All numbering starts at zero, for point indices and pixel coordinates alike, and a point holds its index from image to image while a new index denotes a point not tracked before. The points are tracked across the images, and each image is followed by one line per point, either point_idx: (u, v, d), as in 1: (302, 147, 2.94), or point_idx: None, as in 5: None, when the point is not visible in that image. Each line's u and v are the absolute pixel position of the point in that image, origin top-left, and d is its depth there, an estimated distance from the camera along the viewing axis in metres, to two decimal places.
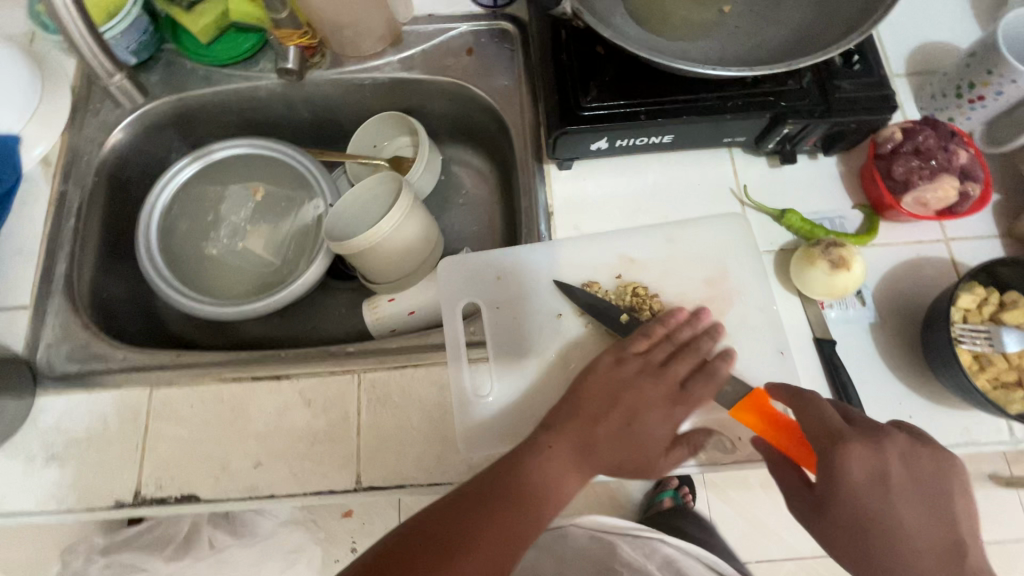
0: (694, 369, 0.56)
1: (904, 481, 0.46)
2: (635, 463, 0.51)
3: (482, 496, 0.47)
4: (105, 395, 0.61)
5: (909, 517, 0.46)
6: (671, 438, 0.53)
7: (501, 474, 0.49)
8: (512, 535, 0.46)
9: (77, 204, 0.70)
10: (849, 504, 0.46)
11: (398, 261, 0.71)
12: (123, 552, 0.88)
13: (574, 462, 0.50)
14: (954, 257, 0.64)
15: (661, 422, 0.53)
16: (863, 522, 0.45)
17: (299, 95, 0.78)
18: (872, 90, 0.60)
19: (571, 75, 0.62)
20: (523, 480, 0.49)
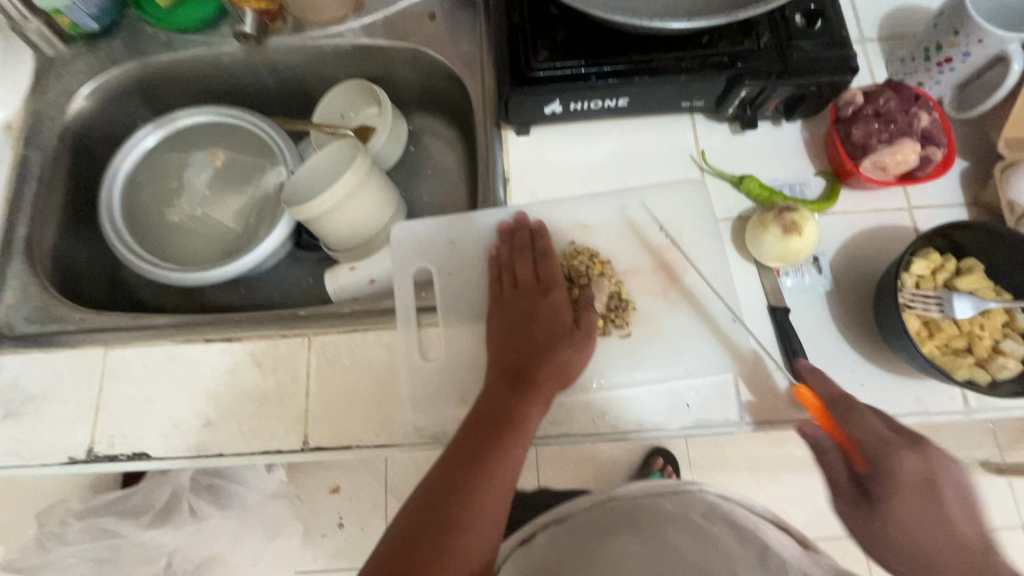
0: (539, 265, 0.61)
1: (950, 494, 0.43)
2: (564, 360, 0.56)
3: (466, 456, 0.50)
4: (60, 354, 0.62)
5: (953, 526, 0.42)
6: (572, 319, 0.58)
7: (472, 433, 0.52)
8: (508, 467, 0.51)
9: (39, 168, 0.71)
10: (891, 511, 0.44)
11: (355, 227, 0.71)
12: (100, 516, 0.86)
13: (523, 393, 0.54)
14: (917, 225, 0.62)
15: (559, 314, 0.58)
16: (912, 534, 0.42)
17: (262, 62, 0.78)
18: (832, 50, 0.59)
19: (523, 35, 0.61)
20: (493, 428, 0.52)
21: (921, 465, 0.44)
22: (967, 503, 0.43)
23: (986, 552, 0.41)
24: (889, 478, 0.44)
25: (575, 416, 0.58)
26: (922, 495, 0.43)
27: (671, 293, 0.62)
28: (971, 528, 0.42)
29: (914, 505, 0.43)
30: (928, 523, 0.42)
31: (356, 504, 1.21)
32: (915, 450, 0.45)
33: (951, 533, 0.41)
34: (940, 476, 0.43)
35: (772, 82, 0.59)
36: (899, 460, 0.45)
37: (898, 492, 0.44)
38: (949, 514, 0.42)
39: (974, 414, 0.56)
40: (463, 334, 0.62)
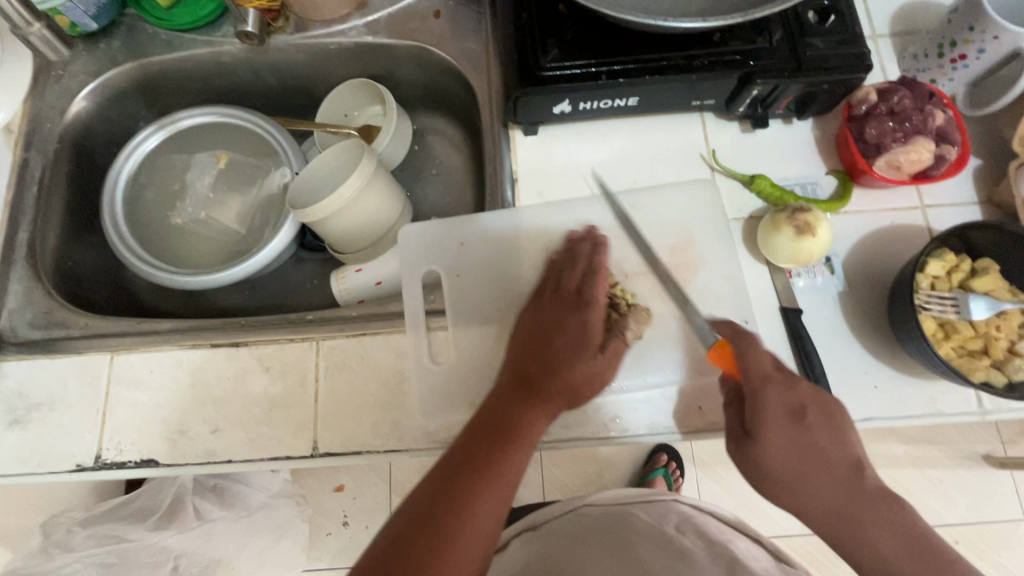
0: (585, 280, 0.59)
1: (818, 418, 0.49)
2: (580, 380, 0.54)
3: (473, 457, 0.49)
4: (64, 360, 0.61)
5: (819, 447, 0.48)
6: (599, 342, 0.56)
7: (483, 438, 0.51)
8: (508, 479, 0.49)
9: (40, 171, 0.70)
10: (772, 438, 0.49)
11: (361, 229, 0.70)
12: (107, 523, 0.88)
13: (530, 405, 0.52)
14: (930, 224, 0.62)
15: (585, 333, 0.55)
16: (791, 460, 0.48)
17: (264, 61, 0.76)
18: (846, 47, 0.58)
19: (531, 34, 0.59)
20: (489, 442, 0.50)
21: (788, 396, 0.49)
22: (829, 424, 0.49)
23: (841, 461, 0.48)
24: (769, 412, 0.49)
25: (587, 420, 0.57)
26: (793, 426, 0.49)
27: (683, 295, 0.61)
28: (831, 444, 0.49)
29: (787, 433, 0.49)
30: (793, 445, 0.48)
31: (361, 502, 1.21)
32: (784, 383, 0.50)
33: (813, 452, 0.48)
34: (805, 405, 0.49)
35: (784, 80, 0.58)
36: (770, 393, 0.49)
37: (775, 423, 0.49)
38: (813, 437, 0.48)
39: (988, 415, 0.56)
40: (473, 338, 0.62)
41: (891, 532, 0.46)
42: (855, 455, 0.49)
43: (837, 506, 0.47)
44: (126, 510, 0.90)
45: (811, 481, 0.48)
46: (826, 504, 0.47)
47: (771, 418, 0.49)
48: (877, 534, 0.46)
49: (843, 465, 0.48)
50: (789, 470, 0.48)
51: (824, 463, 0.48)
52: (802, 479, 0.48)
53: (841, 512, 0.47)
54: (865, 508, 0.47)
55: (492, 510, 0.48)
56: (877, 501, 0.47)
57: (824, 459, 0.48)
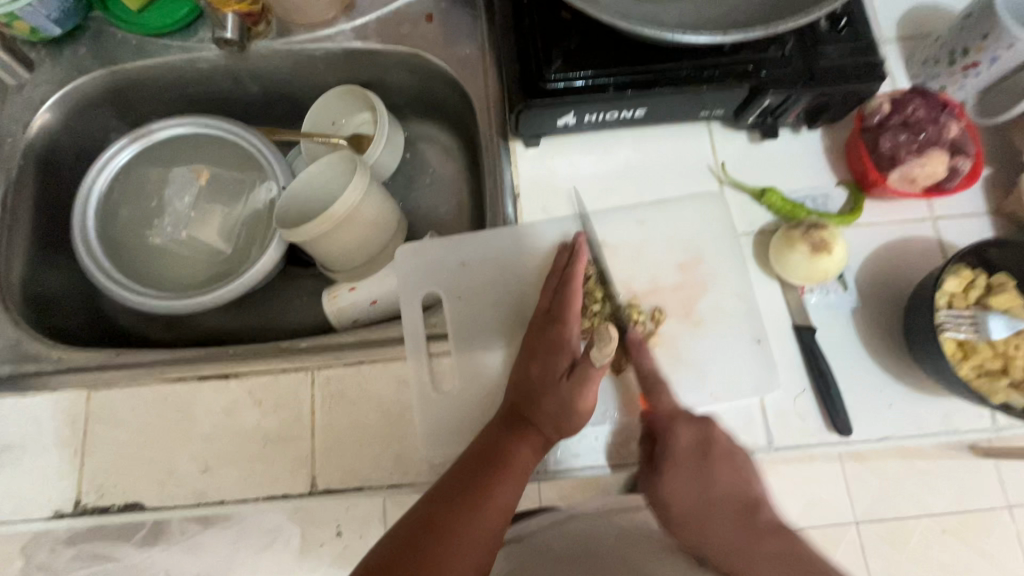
0: (554, 296, 0.57)
1: (722, 457, 0.51)
2: (553, 410, 0.52)
3: (462, 483, 0.49)
4: (37, 398, 0.57)
5: (717, 484, 0.50)
6: (568, 364, 0.53)
7: (471, 462, 0.51)
8: (499, 510, 0.48)
9: (3, 191, 0.65)
10: (676, 470, 0.51)
11: (355, 246, 0.67)
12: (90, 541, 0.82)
13: (517, 435, 0.52)
14: (942, 237, 0.60)
15: (553, 356, 0.53)
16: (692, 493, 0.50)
17: (245, 68, 0.72)
18: (859, 56, 0.56)
19: (533, 43, 0.56)
20: (479, 474, 0.49)
21: (693, 433, 0.52)
22: (732, 465, 0.51)
23: (741, 503, 0.49)
24: (675, 449, 0.52)
25: (600, 448, 0.55)
26: (695, 464, 0.51)
27: (693, 316, 0.59)
28: (731, 485, 0.50)
29: (690, 471, 0.51)
30: (694, 484, 0.50)
31: (354, 511, 1.00)
32: (693, 422, 0.53)
33: (711, 491, 0.50)
34: (708, 441, 0.52)
35: (796, 91, 0.56)
36: (676, 431, 0.52)
37: (678, 459, 0.51)
38: (714, 476, 0.50)
39: (1003, 432, 0.55)
40: (476, 363, 0.59)
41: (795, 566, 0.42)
42: (754, 497, 0.50)
43: (734, 541, 0.46)
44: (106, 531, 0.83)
45: (711, 514, 0.49)
46: (725, 541, 0.46)
47: (676, 455, 0.51)
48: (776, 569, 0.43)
49: (740, 506, 0.49)
50: (689, 510, 0.49)
51: (722, 504, 0.49)
52: (701, 519, 0.48)
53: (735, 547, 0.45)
54: (760, 543, 0.46)
55: (483, 538, 0.46)
56: (772, 536, 0.46)
57: (721, 499, 0.49)
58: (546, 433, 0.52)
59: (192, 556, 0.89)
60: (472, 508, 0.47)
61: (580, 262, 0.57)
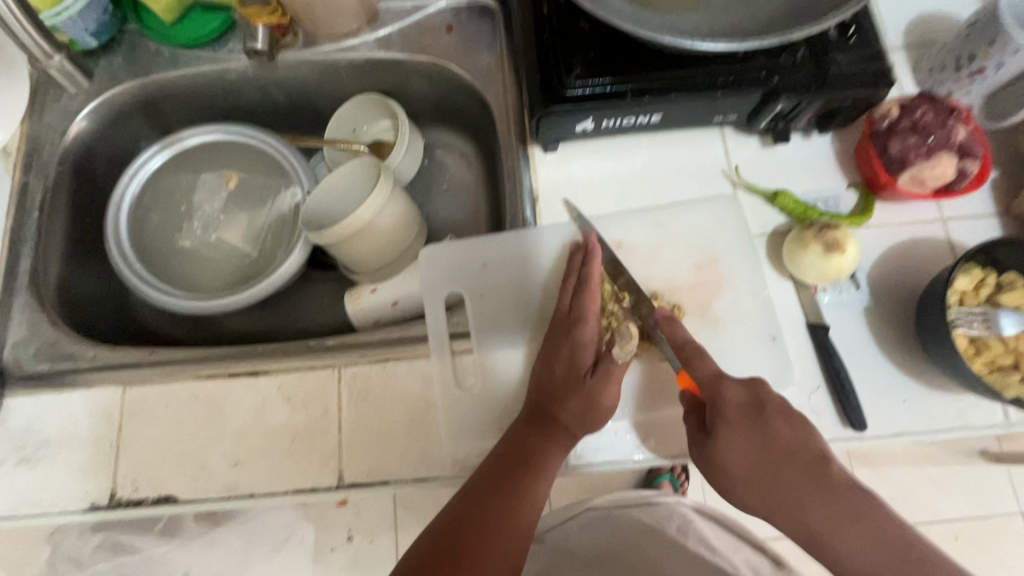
0: (573, 294, 0.59)
1: (783, 412, 0.49)
2: (579, 408, 0.53)
3: (497, 479, 0.51)
4: (74, 394, 0.59)
5: (784, 438, 0.48)
6: (592, 361, 0.55)
7: (502, 456, 0.53)
8: (534, 501, 0.51)
9: (41, 196, 0.67)
10: (733, 433, 0.49)
11: (379, 249, 0.69)
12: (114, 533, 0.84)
13: (544, 431, 0.53)
14: (951, 237, 0.62)
15: (575, 354, 0.55)
16: (761, 454, 0.48)
17: (272, 78, 0.74)
18: (869, 63, 0.58)
19: (553, 52, 0.59)
20: (514, 470, 0.51)
21: (745, 393, 0.50)
22: (792, 421, 0.49)
23: (806, 456, 0.48)
24: (726, 409, 0.50)
25: (619, 443, 0.57)
26: (752, 422, 0.49)
27: (708, 315, 0.60)
28: (791, 437, 0.48)
29: (745, 431, 0.49)
30: (754, 444, 0.48)
31: (366, 515, 1.04)
32: (744, 382, 0.51)
33: (772, 449, 0.48)
34: (763, 400, 0.49)
35: (809, 96, 0.58)
36: (727, 393, 0.50)
37: (731, 420, 0.49)
38: (774, 433, 0.48)
39: (1015, 428, 0.56)
40: (497, 360, 0.61)
41: (865, 531, 0.45)
42: (820, 448, 0.48)
43: (800, 504, 0.47)
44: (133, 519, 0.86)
45: (781, 474, 0.48)
46: (789, 491, 0.47)
47: (729, 415, 0.49)
48: (848, 530, 0.45)
49: (806, 459, 0.48)
50: (747, 469, 0.48)
51: (784, 459, 0.48)
52: (764, 476, 0.48)
53: (805, 508, 0.47)
54: (827, 495, 0.46)
55: (519, 526, 0.49)
56: (841, 490, 0.46)
57: (781, 455, 0.48)
58: (572, 428, 0.53)
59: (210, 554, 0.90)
60: (508, 501, 0.50)
61: (593, 262, 0.59)
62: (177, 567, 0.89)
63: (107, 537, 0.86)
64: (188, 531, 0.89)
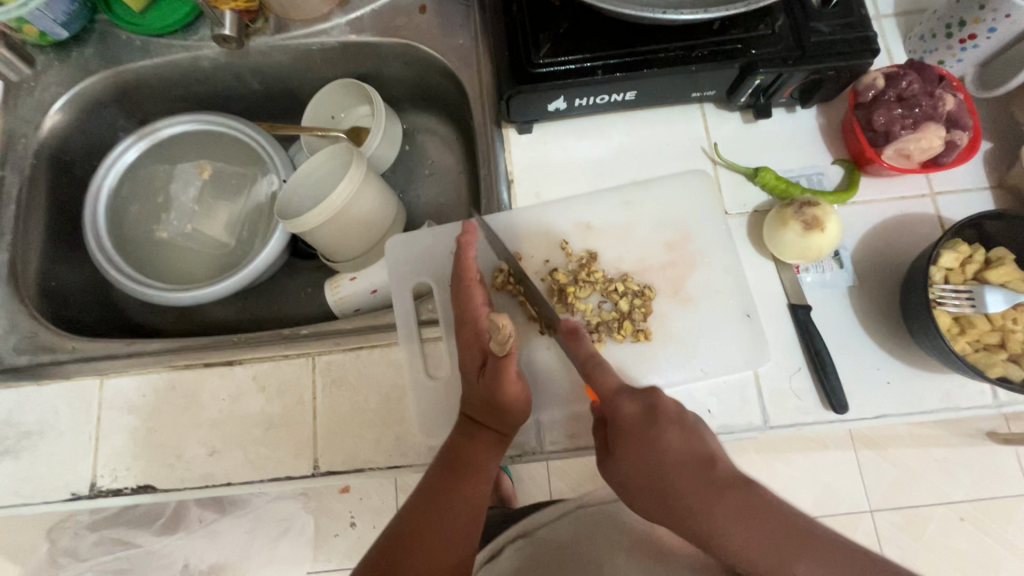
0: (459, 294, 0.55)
1: (675, 416, 0.47)
2: (486, 407, 0.52)
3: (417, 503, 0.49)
4: (53, 385, 0.59)
5: (673, 444, 0.45)
6: (479, 362, 0.53)
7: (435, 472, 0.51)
8: (461, 514, 0.48)
9: (17, 189, 0.67)
10: (632, 445, 0.46)
11: (353, 237, 0.69)
12: (112, 527, 0.85)
13: (474, 436, 0.52)
14: (940, 213, 0.60)
15: (469, 354, 0.53)
16: (658, 462, 0.45)
17: (246, 65, 0.73)
18: (851, 32, 0.55)
19: (522, 29, 0.57)
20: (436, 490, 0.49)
21: (634, 404, 0.47)
22: (683, 428, 0.46)
23: (699, 460, 0.45)
24: (621, 424, 0.47)
25: None
26: (644, 433, 0.46)
27: (684, 294, 0.59)
28: (680, 447, 0.45)
29: (637, 443, 0.46)
30: (645, 455, 0.45)
31: (368, 503, 1.06)
32: (631, 394, 0.48)
33: (665, 459, 0.45)
34: (656, 409, 0.47)
35: (788, 69, 0.55)
36: (620, 402, 0.47)
37: (626, 433, 0.46)
38: (662, 442, 0.45)
39: (1004, 409, 0.55)
40: None
41: (761, 526, 0.41)
42: (711, 450, 0.45)
43: (694, 510, 0.43)
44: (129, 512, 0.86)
45: (680, 486, 0.44)
46: (689, 506, 0.43)
47: (623, 429, 0.47)
48: (745, 531, 0.41)
49: (693, 462, 0.44)
50: (643, 481, 0.45)
51: (677, 467, 0.44)
52: (662, 486, 0.44)
53: (691, 515, 0.43)
54: (723, 502, 0.42)
55: (450, 543, 0.47)
56: (734, 493, 0.43)
57: (676, 462, 0.44)
58: (498, 428, 0.52)
59: (209, 543, 0.91)
60: (432, 520, 0.48)
61: (468, 254, 0.54)
62: (177, 560, 0.88)
63: (105, 536, 0.84)
64: (190, 523, 0.88)
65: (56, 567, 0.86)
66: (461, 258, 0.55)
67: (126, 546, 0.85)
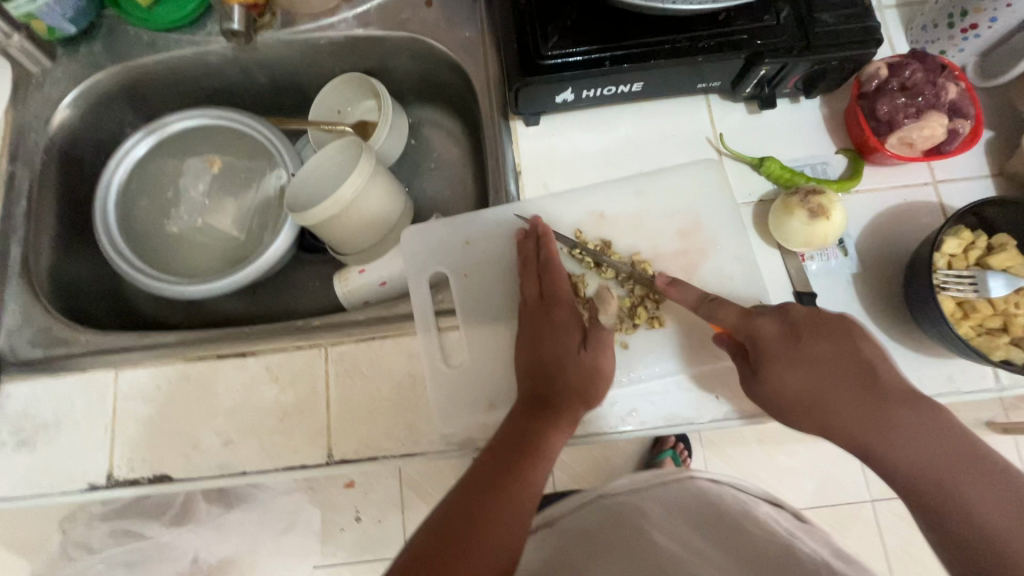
0: (541, 278, 0.59)
1: (814, 328, 0.49)
2: (577, 385, 0.54)
3: (491, 471, 0.50)
4: (68, 378, 0.60)
5: (818, 353, 0.48)
6: (579, 338, 0.56)
7: (506, 454, 0.51)
8: (535, 488, 0.50)
9: (28, 184, 0.68)
10: (779, 364, 0.49)
11: (364, 229, 0.69)
12: (123, 518, 0.86)
13: (549, 418, 0.53)
14: (942, 201, 0.61)
15: (562, 332, 0.56)
16: (837, 377, 0.47)
17: (253, 60, 0.74)
18: (854, 22, 0.56)
19: (530, 20, 0.58)
20: (512, 464, 0.50)
21: (775, 323, 0.50)
22: (828, 333, 0.49)
23: (862, 368, 0.47)
24: (764, 343, 0.50)
25: (605, 415, 0.57)
26: (791, 348, 0.49)
27: (694, 282, 0.60)
28: (831, 354, 0.48)
29: (789, 360, 0.48)
30: (803, 367, 0.48)
31: (372, 496, 1.07)
32: (776, 316, 0.51)
33: (823, 370, 0.48)
34: (796, 324, 0.50)
35: (793, 59, 0.56)
36: (761, 325, 0.50)
37: (772, 351, 0.49)
38: (812, 352, 0.48)
39: (1005, 391, 0.56)
40: (481, 333, 0.61)
41: (925, 437, 0.45)
42: (870, 359, 0.48)
43: (859, 420, 0.46)
44: (141, 506, 0.87)
45: (893, 407, 0.45)
46: (852, 415, 0.46)
47: (767, 347, 0.49)
48: (897, 437, 0.45)
49: (852, 376, 0.47)
50: (799, 398, 0.48)
51: (838, 378, 0.47)
52: (822, 400, 0.47)
53: (857, 424, 0.46)
54: (893, 414, 0.45)
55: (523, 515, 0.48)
56: (905, 404, 0.45)
57: (833, 375, 0.47)
58: (582, 403, 0.54)
59: (219, 537, 0.92)
60: (505, 494, 0.48)
61: (549, 245, 0.60)
62: (188, 550, 0.88)
63: (114, 525, 0.85)
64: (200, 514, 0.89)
65: (68, 559, 0.87)
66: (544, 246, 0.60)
67: (136, 538, 0.85)
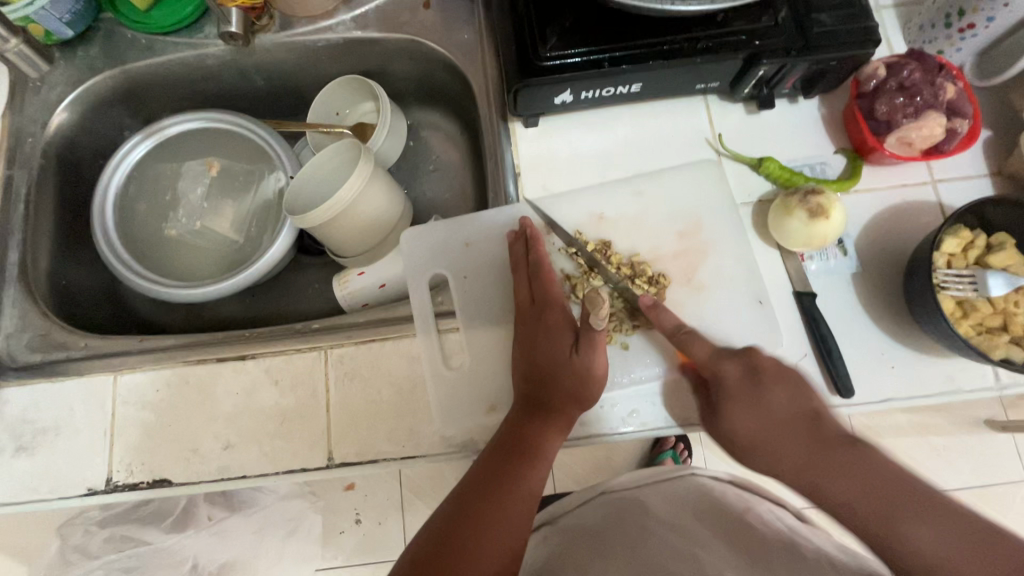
0: (533, 282, 0.59)
1: (773, 374, 0.51)
2: (571, 386, 0.54)
3: (488, 473, 0.50)
4: (66, 382, 0.60)
5: (772, 398, 0.50)
6: (570, 340, 0.56)
7: (499, 456, 0.51)
8: (532, 488, 0.50)
9: (25, 188, 0.67)
10: (733, 407, 0.51)
11: (363, 232, 0.69)
12: (122, 524, 0.85)
13: (543, 419, 0.53)
14: (941, 200, 0.61)
15: (554, 334, 0.56)
16: (781, 421, 0.49)
17: (251, 63, 0.74)
18: (853, 22, 0.56)
19: (529, 22, 0.58)
20: (506, 466, 0.50)
21: (737, 364, 0.52)
22: (785, 382, 0.50)
23: (803, 416, 0.49)
24: (726, 383, 0.52)
25: (605, 416, 0.57)
26: (750, 390, 0.51)
27: (694, 283, 0.60)
28: (786, 402, 0.50)
29: (745, 400, 0.50)
30: (755, 410, 0.50)
31: (373, 499, 1.08)
32: (739, 357, 0.53)
33: (773, 413, 0.49)
34: (759, 367, 0.52)
35: (792, 59, 0.56)
36: (724, 366, 0.52)
37: (732, 392, 0.51)
38: (768, 397, 0.50)
39: (1005, 390, 0.56)
40: (481, 335, 0.61)
41: (855, 475, 0.44)
42: (815, 406, 0.49)
43: (802, 461, 0.46)
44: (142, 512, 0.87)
45: (829, 447, 0.46)
46: (794, 457, 0.47)
47: (728, 389, 0.52)
48: (833, 478, 0.44)
49: (802, 420, 0.48)
50: (747, 437, 0.50)
51: (785, 420, 0.49)
52: (769, 442, 0.48)
53: (805, 466, 0.46)
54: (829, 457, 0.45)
55: (521, 517, 0.48)
56: (845, 446, 0.46)
57: (781, 417, 0.49)
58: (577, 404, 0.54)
59: (220, 543, 0.91)
60: (501, 496, 0.49)
61: (538, 248, 0.60)
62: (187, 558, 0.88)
63: (113, 531, 0.85)
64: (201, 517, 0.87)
65: (67, 565, 0.86)
66: (534, 248, 0.60)
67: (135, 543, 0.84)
